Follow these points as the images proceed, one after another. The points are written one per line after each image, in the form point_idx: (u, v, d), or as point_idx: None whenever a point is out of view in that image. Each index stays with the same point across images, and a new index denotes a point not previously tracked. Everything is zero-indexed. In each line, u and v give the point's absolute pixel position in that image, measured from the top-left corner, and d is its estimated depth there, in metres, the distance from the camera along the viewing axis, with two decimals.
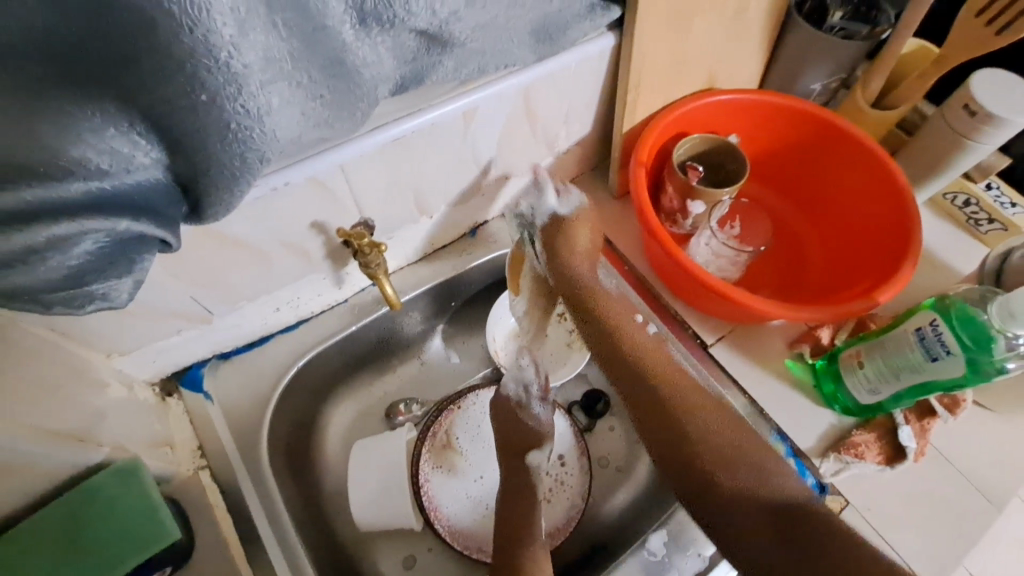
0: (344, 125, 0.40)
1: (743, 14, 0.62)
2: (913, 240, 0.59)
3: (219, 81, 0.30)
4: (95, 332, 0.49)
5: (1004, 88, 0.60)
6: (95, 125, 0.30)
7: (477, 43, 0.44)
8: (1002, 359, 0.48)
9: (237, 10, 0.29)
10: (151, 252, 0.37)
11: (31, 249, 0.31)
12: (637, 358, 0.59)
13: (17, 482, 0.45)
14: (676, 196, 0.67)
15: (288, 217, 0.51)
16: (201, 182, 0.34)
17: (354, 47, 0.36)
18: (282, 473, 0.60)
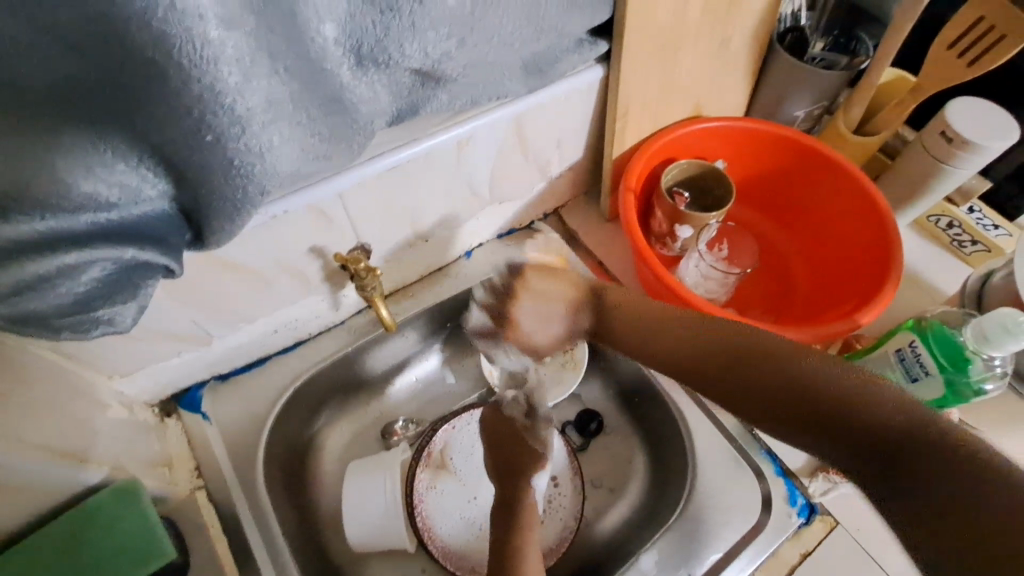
0: (341, 156, 0.41)
1: (726, 47, 0.65)
2: (895, 264, 0.60)
3: (224, 123, 0.32)
4: (98, 355, 0.51)
5: (978, 116, 0.63)
6: (106, 161, 0.31)
7: (468, 78, 0.46)
8: (979, 380, 0.49)
9: (242, 60, 0.31)
10: (154, 279, 0.39)
11: (43, 277, 0.32)
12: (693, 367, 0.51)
13: (15, 504, 0.45)
14: (665, 221, 0.69)
15: (287, 242, 0.53)
16: (204, 213, 0.36)
17: (351, 85, 0.38)
18: (278, 493, 0.61)
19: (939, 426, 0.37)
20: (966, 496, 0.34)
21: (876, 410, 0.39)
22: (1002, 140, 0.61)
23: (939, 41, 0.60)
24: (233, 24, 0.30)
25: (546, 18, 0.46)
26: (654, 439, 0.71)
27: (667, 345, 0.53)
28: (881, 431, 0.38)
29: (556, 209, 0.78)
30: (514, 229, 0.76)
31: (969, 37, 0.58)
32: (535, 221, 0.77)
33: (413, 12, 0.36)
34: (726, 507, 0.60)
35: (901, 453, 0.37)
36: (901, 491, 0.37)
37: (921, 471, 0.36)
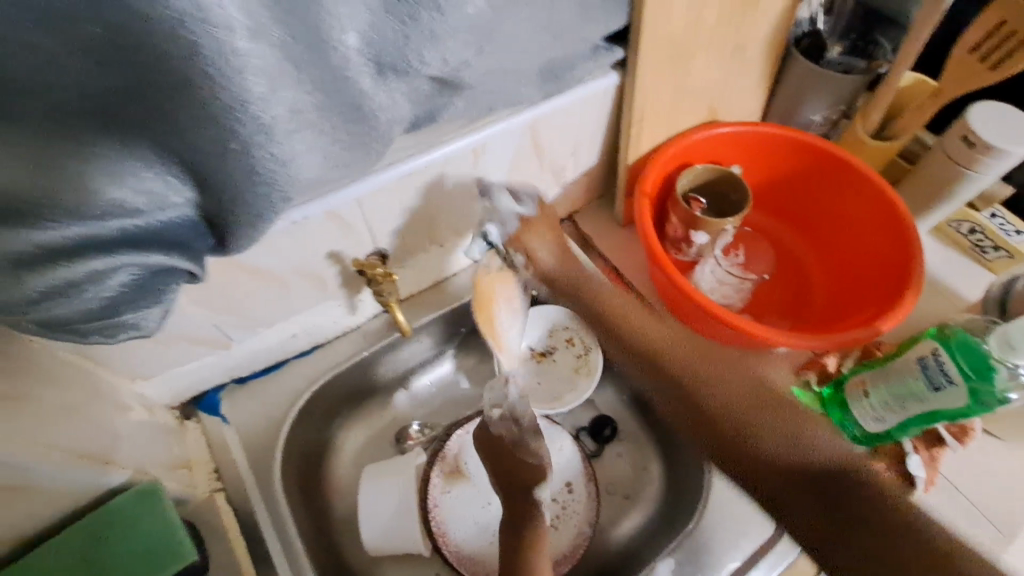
0: (361, 163, 0.42)
1: (742, 52, 0.65)
2: (915, 271, 0.60)
3: (250, 132, 0.33)
4: (121, 358, 0.52)
5: (1001, 120, 0.62)
6: (134, 169, 0.32)
7: (485, 85, 0.47)
8: (1004, 390, 0.47)
9: (268, 70, 0.32)
10: (177, 284, 0.40)
11: (72, 282, 0.33)
12: (693, 375, 0.51)
13: (40, 504, 0.46)
14: (679, 226, 0.69)
15: (306, 248, 0.53)
16: (227, 218, 0.37)
17: (371, 93, 0.38)
18: (294, 496, 0.62)
19: (869, 474, 0.45)
20: (890, 529, 0.43)
21: (818, 449, 0.46)
22: None
23: (960, 45, 0.59)
24: (260, 34, 0.31)
25: (562, 26, 0.47)
26: (669, 446, 0.70)
27: (654, 338, 0.55)
28: (818, 465, 0.46)
29: (570, 215, 0.78)
30: None
31: (990, 41, 0.57)
32: None
33: (433, 21, 0.37)
34: (741, 516, 0.60)
35: (837, 480, 0.45)
36: (842, 539, 0.45)
37: (851, 509, 0.44)
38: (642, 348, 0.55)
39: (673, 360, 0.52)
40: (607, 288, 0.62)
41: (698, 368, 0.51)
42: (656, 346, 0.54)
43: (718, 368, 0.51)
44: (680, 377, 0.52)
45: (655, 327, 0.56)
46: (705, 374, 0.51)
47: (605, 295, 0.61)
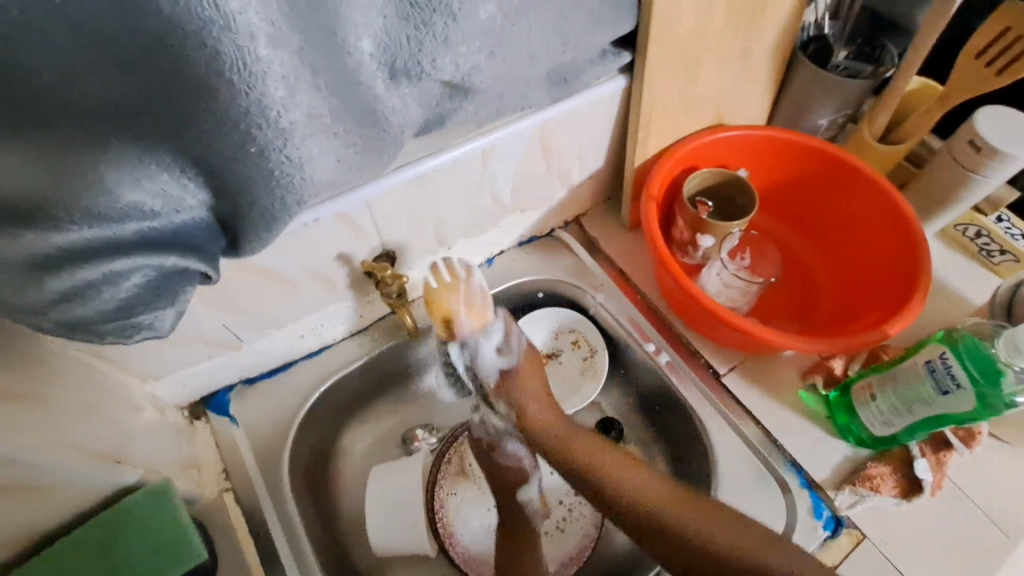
0: (374, 167, 0.42)
1: (749, 56, 0.65)
2: (922, 275, 0.60)
3: (268, 136, 0.33)
4: (133, 359, 0.52)
5: (1008, 125, 0.62)
6: (152, 172, 0.33)
7: (495, 89, 0.47)
8: (1011, 393, 0.48)
9: (288, 76, 0.32)
10: (191, 286, 0.40)
11: (90, 283, 0.34)
12: (644, 505, 0.52)
13: (52, 503, 0.47)
14: (686, 229, 0.69)
15: (316, 250, 0.54)
16: (242, 221, 0.37)
17: (384, 98, 0.39)
18: (302, 496, 0.62)
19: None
20: None
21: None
22: None
23: (966, 50, 0.59)
24: (280, 42, 0.31)
25: (572, 31, 0.47)
26: (675, 448, 0.71)
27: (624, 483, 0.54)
28: None
29: (577, 217, 0.78)
30: (535, 237, 0.77)
31: (997, 45, 0.57)
32: (556, 229, 0.78)
33: (446, 28, 0.37)
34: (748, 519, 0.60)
35: None
36: None
37: None
38: (608, 500, 0.54)
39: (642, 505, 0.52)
40: (560, 417, 0.60)
41: (659, 509, 0.51)
42: (620, 483, 0.54)
43: (668, 495, 0.52)
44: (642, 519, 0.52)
45: (634, 474, 0.54)
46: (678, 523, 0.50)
47: (552, 427, 0.59)
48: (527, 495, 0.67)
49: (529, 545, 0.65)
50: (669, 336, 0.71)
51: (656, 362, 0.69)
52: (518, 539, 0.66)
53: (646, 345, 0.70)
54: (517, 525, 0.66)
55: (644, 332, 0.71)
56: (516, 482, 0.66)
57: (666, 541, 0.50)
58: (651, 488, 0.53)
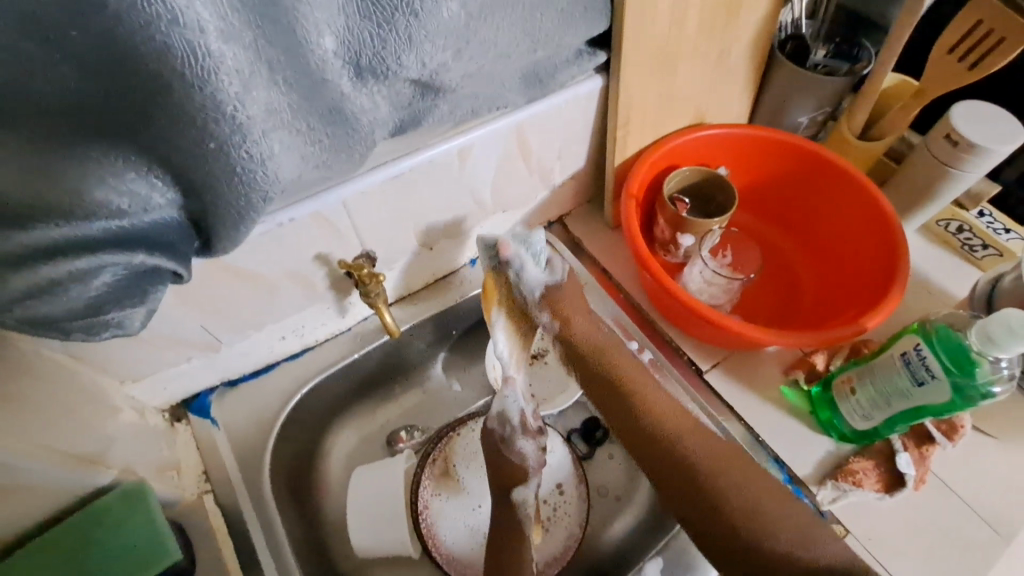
0: (343, 166, 0.43)
1: (726, 56, 0.66)
2: (901, 268, 0.60)
3: (226, 132, 0.33)
4: (111, 360, 0.52)
5: (982, 119, 0.63)
6: (116, 169, 0.33)
7: (467, 88, 0.48)
8: (986, 383, 0.48)
9: (242, 72, 0.32)
10: (164, 284, 0.40)
11: (55, 281, 0.34)
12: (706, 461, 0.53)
13: (27, 504, 0.47)
14: (667, 227, 0.70)
15: (294, 250, 0.54)
16: (212, 219, 0.38)
17: (352, 97, 0.39)
18: (284, 499, 0.62)
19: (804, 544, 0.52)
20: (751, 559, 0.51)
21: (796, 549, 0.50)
22: (1006, 142, 0.61)
23: (938, 47, 0.60)
24: (233, 37, 0.31)
25: (542, 31, 0.48)
26: None
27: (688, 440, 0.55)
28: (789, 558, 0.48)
29: (560, 217, 0.79)
30: None
31: (969, 41, 0.57)
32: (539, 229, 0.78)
33: (409, 25, 0.38)
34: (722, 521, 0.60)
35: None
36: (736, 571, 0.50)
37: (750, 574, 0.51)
38: (690, 481, 0.53)
39: (754, 524, 0.49)
40: (681, 412, 0.58)
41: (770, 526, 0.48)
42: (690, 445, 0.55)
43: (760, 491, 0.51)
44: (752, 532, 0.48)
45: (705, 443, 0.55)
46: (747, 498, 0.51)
47: (648, 396, 0.59)
48: (522, 496, 0.64)
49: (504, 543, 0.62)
50: (652, 334, 0.71)
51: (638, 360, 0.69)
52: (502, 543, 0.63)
53: (629, 344, 0.70)
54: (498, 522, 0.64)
55: (627, 331, 0.72)
56: (514, 478, 0.63)
57: (747, 560, 0.48)
58: (775, 507, 0.49)
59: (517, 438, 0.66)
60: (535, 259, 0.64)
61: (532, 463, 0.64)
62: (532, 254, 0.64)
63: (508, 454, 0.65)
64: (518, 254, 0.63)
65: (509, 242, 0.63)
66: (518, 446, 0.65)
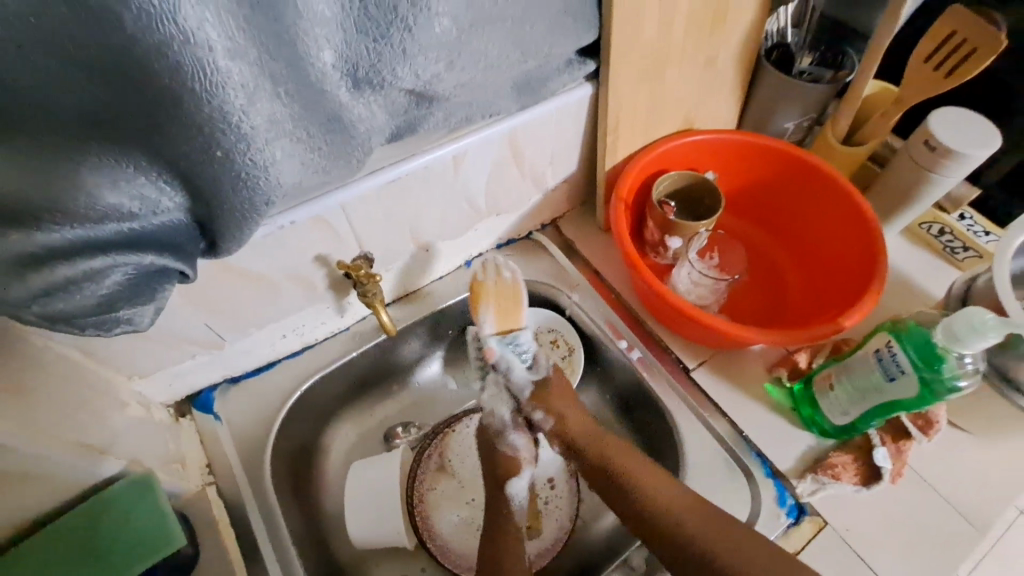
0: (341, 171, 0.45)
1: (713, 64, 0.69)
2: (880, 270, 0.62)
3: (232, 141, 0.36)
4: (120, 357, 0.55)
5: (959, 125, 0.65)
6: (129, 175, 0.35)
7: (461, 96, 0.50)
8: (952, 377, 0.49)
9: (247, 86, 0.35)
10: (171, 284, 0.43)
11: (71, 280, 0.36)
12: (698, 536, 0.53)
13: (39, 492, 0.49)
14: (656, 230, 0.72)
15: (294, 252, 0.56)
16: (217, 221, 0.40)
17: (349, 106, 0.42)
18: (284, 491, 0.64)
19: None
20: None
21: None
22: (982, 148, 0.63)
23: (915, 55, 0.62)
24: (239, 54, 0.34)
25: (532, 42, 0.50)
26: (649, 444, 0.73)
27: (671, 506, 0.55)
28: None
29: (554, 220, 0.81)
30: (514, 239, 0.80)
31: (943, 50, 0.60)
32: (533, 231, 0.81)
33: (403, 40, 0.40)
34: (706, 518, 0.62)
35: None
36: None
37: None
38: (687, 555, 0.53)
39: None
40: (662, 477, 0.57)
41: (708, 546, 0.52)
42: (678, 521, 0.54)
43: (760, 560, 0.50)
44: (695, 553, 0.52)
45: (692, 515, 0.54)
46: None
47: (626, 460, 0.60)
48: (516, 489, 0.66)
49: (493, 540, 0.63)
50: (641, 334, 0.73)
51: (628, 358, 0.72)
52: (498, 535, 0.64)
53: (619, 343, 0.73)
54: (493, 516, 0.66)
55: (617, 330, 0.74)
56: (509, 470, 0.66)
57: None
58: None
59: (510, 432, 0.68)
60: (520, 354, 0.65)
61: (525, 456, 0.67)
62: (518, 355, 0.65)
63: (501, 445, 0.67)
64: (505, 355, 0.64)
65: (495, 349, 0.64)
66: (510, 438, 0.67)
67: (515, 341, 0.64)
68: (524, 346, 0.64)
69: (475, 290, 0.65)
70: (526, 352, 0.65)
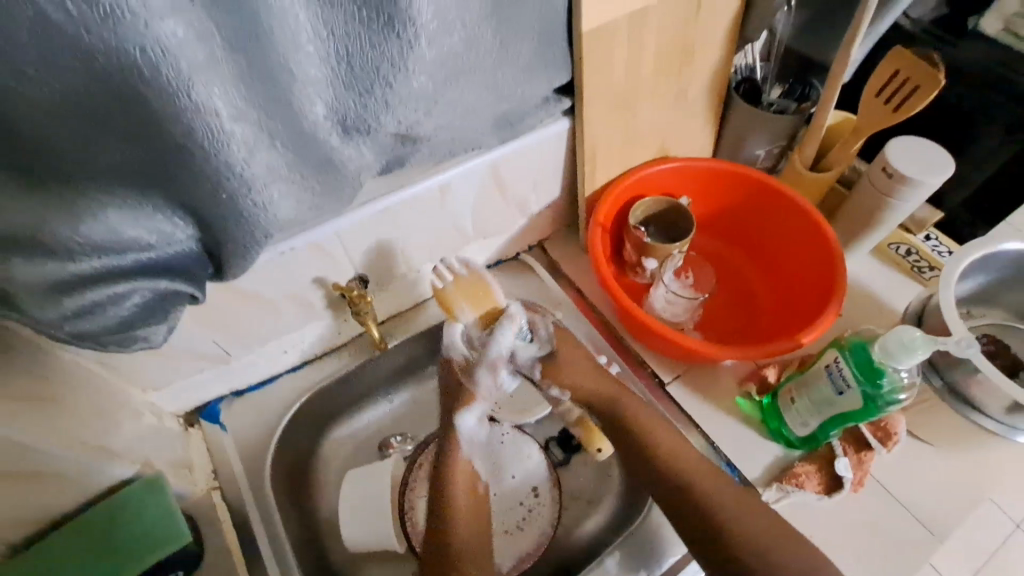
0: (333, 205, 0.51)
1: (684, 98, 0.74)
2: (839, 289, 0.66)
3: (236, 186, 0.41)
4: (135, 370, 0.60)
5: (914, 153, 0.69)
6: (148, 214, 0.41)
7: (443, 136, 0.56)
8: (892, 392, 0.54)
9: (248, 141, 0.41)
10: (182, 305, 0.49)
11: (98, 303, 0.42)
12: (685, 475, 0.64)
13: (60, 492, 0.54)
14: (633, 252, 0.77)
15: (294, 275, 0.62)
16: (224, 252, 0.46)
17: (340, 149, 0.47)
18: (284, 499, 0.69)
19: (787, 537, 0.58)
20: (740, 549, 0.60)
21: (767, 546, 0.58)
22: (934, 176, 0.67)
23: (867, 90, 0.66)
24: (242, 117, 0.39)
25: (506, 87, 0.56)
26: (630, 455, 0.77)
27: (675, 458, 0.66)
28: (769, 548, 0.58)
29: (540, 242, 0.86)
30: (502, 260, 0.85)
31: (891, 85, 0.64)
32: (521, 252, 0.86)
33: (386, 94, 0.46)
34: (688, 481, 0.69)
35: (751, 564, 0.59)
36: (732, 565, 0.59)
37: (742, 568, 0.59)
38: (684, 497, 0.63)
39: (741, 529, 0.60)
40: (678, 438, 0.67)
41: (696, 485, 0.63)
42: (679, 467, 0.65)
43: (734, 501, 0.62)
44: (701, 505, 0.62)
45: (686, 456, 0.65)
46: (731, 515, 0.61)
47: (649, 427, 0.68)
48: (466, 421, 0.73)
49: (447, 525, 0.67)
50: (621, 350, 0.78)
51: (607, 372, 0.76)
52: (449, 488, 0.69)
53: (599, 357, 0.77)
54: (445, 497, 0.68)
55: (598, 346, 0.78)
56: (463, 402, 0.72)
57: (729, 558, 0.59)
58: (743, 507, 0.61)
59: (478, 372, 0.72)
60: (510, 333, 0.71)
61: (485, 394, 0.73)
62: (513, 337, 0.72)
63: (467, 380, 0.72)
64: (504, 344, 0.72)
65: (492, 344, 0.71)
66: (477, 375, 0.72)
67: (502, 335, 0.70)
68: (507, 326, 0.70)
69: (444, 300, 0.71)
70: (516, 330, 0.72)
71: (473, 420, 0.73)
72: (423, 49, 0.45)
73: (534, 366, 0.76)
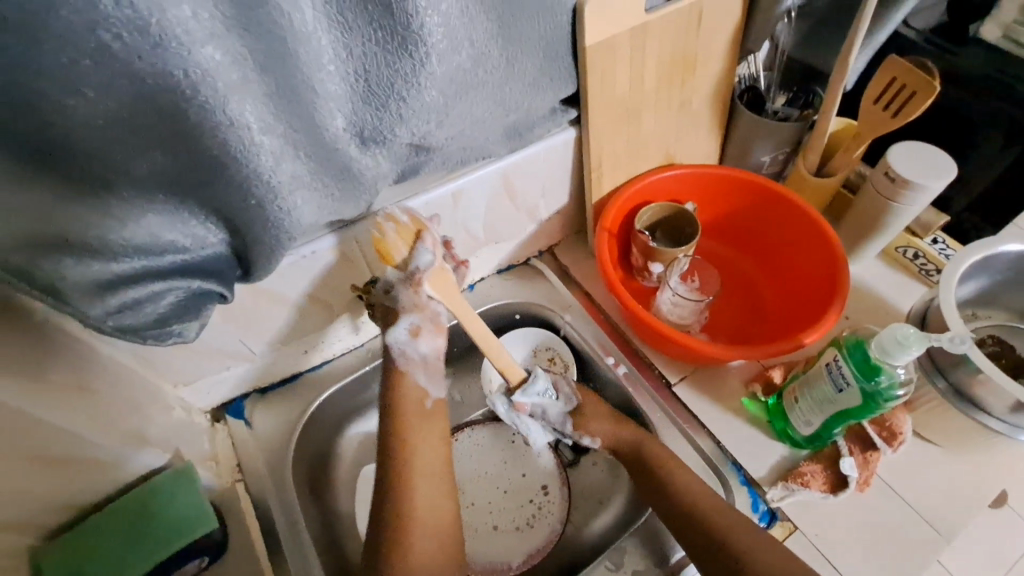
0: (351, 210, 0.55)
1: (688, 106, 0.76)
2: (842, 290, 0.67)
3: (263, 193, 0.45)
4: (167, 367, 0.64)
5: (916, 158, 0.70)
6: (185, 220, 0.45)
7: (454, 146, 0.59)
8: (889, 388, 0.55)
9: (275, 152, 0.45)
10: (212, 304, 0.53)
11: (137, 301, 0.46)
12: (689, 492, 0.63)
13: (97, 478, 0.59)
14: (640, 256, 0.79)
15: (315, 279, 0.66)
16: (251, 253, 0.50)
17: (358, 159, 0.51)
18: (303, 493, 0.73)
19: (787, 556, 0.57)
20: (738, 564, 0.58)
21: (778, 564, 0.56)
22: (936, 179, 0.68)
23: (865, 97, 0.68)
24: (269, 130, 0.44)
25: (512, 99, 0.59)
26: None
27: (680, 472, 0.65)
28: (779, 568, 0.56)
29: (549, 248, 0.89)
30: (513, 265, 0.88)
31: (889, 93, 0.66)
32: (531, 258, 0.88)
33: (400, 108, 0.50)
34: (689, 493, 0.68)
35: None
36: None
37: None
38: (686, 511, 0.62)
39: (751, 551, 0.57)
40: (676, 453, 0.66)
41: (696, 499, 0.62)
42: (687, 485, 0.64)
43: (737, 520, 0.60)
44: (706, 523, 0.61)
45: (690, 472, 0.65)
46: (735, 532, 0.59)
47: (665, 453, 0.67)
48: (394, 338, 0.68)
49: (424, 500, 0.63)
50: (630, 353, 0.79)
51: (615, 373, 0.78)
52: (400, 416, 0.67)
53: (606, 360, 0.78)
54: (406, 447, 0.65)
55: (607, 349, 0.80)
56: (387, 320, 0.67)
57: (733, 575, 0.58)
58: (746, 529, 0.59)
59: (398, 288, 0.66)
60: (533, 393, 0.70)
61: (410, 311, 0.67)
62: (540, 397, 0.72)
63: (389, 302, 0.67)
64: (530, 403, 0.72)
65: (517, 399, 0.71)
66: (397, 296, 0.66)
67: (531, 389, 0.70)
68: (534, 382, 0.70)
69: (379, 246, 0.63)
70: (539, 391, 0.71)
71: (403, 332, 0.68)
72: (434, 66, 0.48)
73: (564, 422, 0.74)
